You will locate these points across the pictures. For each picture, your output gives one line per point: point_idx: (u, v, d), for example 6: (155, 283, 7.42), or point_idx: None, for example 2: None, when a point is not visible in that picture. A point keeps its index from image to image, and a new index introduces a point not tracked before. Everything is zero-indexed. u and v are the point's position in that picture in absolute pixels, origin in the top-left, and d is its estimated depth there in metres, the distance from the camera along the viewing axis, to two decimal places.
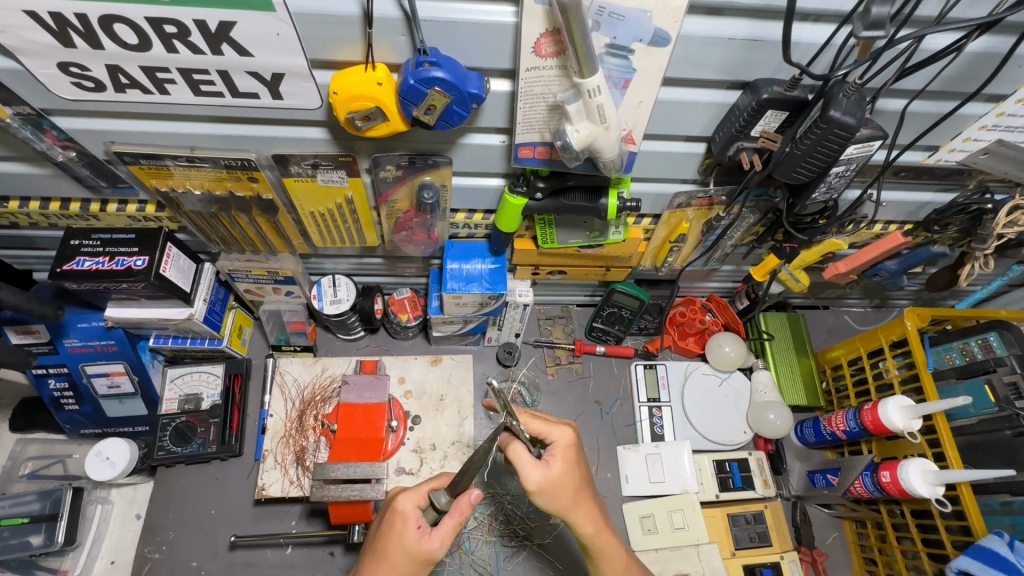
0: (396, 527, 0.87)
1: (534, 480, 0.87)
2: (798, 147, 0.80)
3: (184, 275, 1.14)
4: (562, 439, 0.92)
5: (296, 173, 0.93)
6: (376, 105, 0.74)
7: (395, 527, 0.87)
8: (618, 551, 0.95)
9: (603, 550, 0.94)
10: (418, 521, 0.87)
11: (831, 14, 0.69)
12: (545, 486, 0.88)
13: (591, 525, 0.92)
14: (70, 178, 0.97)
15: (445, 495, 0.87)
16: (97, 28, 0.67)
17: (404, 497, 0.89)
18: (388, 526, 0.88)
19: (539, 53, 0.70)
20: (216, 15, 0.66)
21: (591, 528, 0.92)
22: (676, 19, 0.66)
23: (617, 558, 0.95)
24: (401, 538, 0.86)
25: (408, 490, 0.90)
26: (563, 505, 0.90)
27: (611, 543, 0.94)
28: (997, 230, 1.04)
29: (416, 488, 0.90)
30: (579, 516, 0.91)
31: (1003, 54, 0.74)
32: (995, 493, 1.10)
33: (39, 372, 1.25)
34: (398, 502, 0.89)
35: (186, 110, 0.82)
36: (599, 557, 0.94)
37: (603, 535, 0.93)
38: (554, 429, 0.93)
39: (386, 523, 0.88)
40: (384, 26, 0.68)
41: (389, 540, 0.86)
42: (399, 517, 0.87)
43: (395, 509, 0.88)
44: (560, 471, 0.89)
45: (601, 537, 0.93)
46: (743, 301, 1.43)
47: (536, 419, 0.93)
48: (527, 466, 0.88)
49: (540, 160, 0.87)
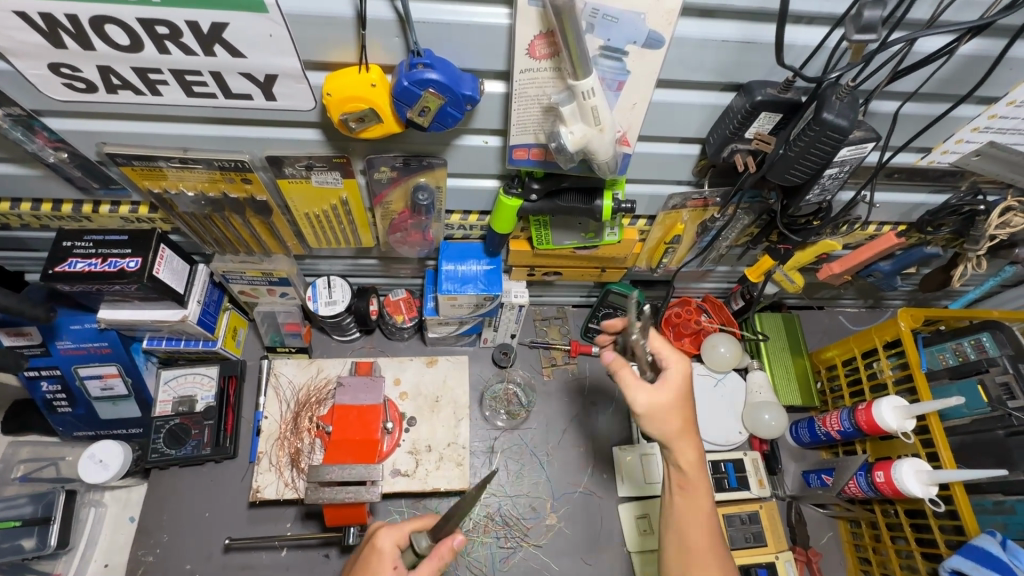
0: (372, 564, 0.88)
1: (641, 402, 0.90)
2: (791, 149, 0.80)
3: (178, 277, 1.13)
4: (677, 367, 0.92)
5: (290, 174, 0.93)
6: (370, 107, 0.74)
7: (371, 564, 0.88)
8: (706, 501, 0.91)
9: (690, 488, 0.91)
10: (396, 562, 0.88)
11: (824, 16, 0.69)
12: (654, 411, 0.89)
13: (693, 456, 0.91)
14: (61, 179, 0.96)
15: (425, 539, 0.87)
16: (88, 28, 0.67)
17: (384, 534, 0.90)
18: (365, 560, 0.89)
19: (533, 55, 0.70)
20: (209, 16, 0.65)
21: (691, 459, 0.90)
22: (670, 21, 0.66)
23: (703, 500, 0.90)
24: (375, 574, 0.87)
25: (388, 528, 0.90)
26: (668, 429, 0.90)
27: (704, 485, 0.91)
28: (989, 231, 1.05)
29: (398, 525, 0.91)
30: (681, 444, 0.90)
31: (994, 57, 0.74)
32: (987, 492, 1.11)
33: (30, 374, 1.24)
34: (377, 539, 0.90)
35: (179, 110, 0.82)
36: (687, 492, 0.91)
37: (696, 470, 0.91)
38: (673, 353, 0.93)
39: (364, 559, 0.90)
40: (378, 28, 0.68)
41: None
42: (376, 555, 0.88)
43: (374, 545, 0.90)
44: (670, 398, 0.90)
45: (697, 480, 0.91)
46: (738, 302, 1.43)
47: (626, 369, 0.91)
48: (636, 388, 0.90)
49: (535, 162, 0.87)
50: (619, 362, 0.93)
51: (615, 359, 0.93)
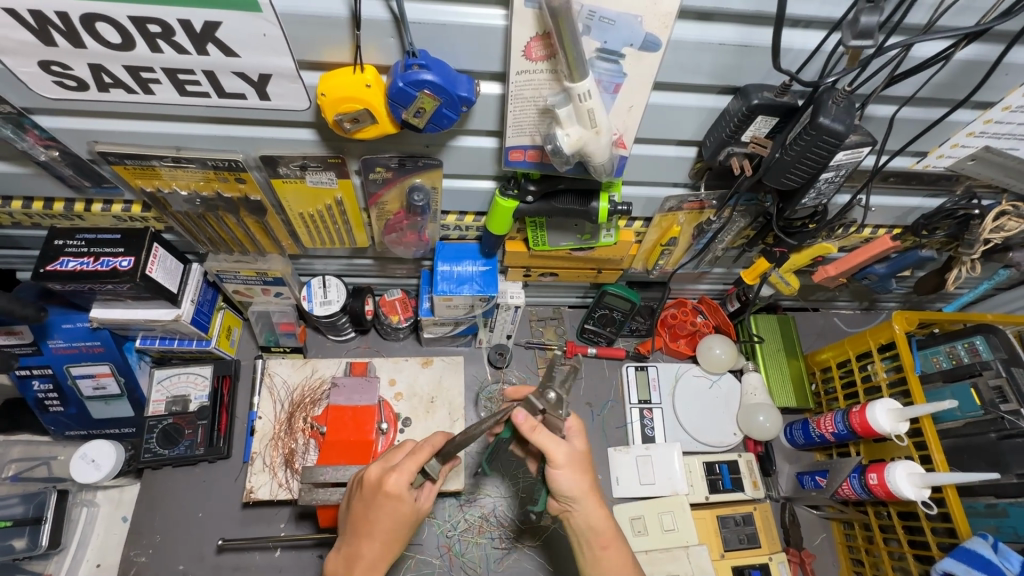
0: (391, 506, 0.88)
1: (565, 451, 0.89)
2: (787, 152, 0.80)
3: (171, 277, 1.12)
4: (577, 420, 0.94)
5: (285, 174, 0.92)
6: (365, 107, 0.74)
7: (391, 507, 0.88)
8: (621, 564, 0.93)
9: (605, 555, 0.93)
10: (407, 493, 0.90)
11: (821, 20, 0.69)
12: (574, 459, 0.90)
13: (604, 521, 0.92)
14: (53, 178, 0.95)
15: (437, 463, 0.91)
16: (78, 26, 0.66)
17: (394, 478, 0.88)
18: (380, 506, 0.88)
19: (529, 56, 0.70)
20: (201, 15, 0.64)
21: (600, 521, 0.92)
22: (666, 24, 0.65)
23: (615, 560, 0.93)
24: (399, 512, 0.89)
25: (397, 472, 0.89)
26: (586, 480, 0.91)
27: (617, 545, 0.93)
28: (983, 235, 1.05)
29: (405, 467, 0.89)
30: (589, 502, 0.91)
31: (990, 63, 0.75)
32: (980, 495, 1.11)
33: (22, 373, 1.23)
34: (389, 485, 0.88)
35: (172, 110, 0.81)
36: (609, 551, 0.93)
37: (607, 532, 0.92)
38: (554, 443, 0.88)
39: (375, 502, 0.89)
40: (373, 28, 0.67)
41: (385, 519, 0.89)
42: (394, 499, 0.88)
43: (386, 490, 0.88)
44: (581, 445, 0.92)
45: (609, 545, 0.93)
46: (734, 304, 1.43)
47: (541, 434, 0.88)
48: (556, 442, 0.88)
49: (531, 164, 0.86)
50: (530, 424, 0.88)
51: (529, 417, 0.88)
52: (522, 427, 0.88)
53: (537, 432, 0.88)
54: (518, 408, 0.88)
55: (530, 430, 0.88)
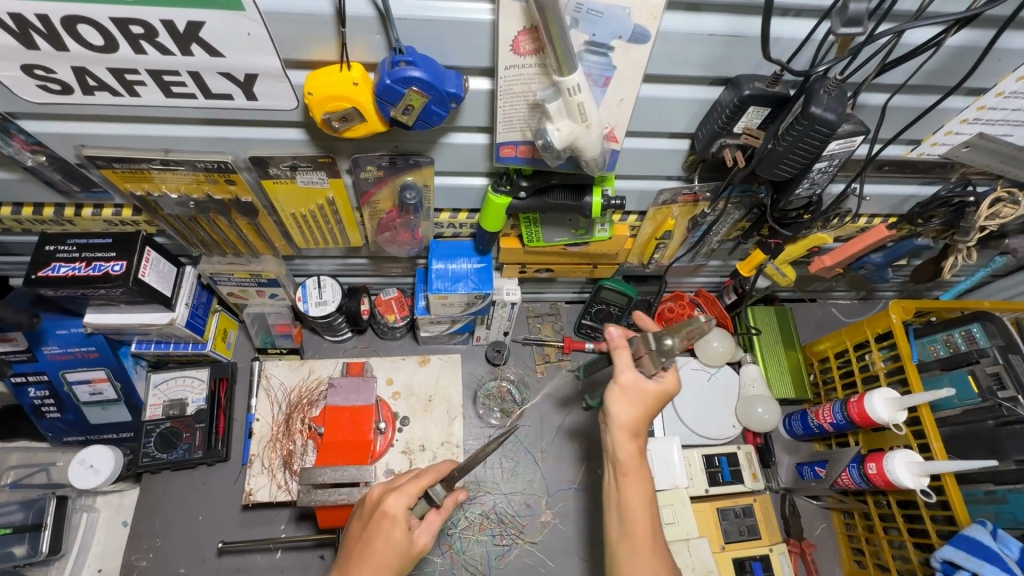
0: (387, 530, 0.87)
1: (625, 380, 0.92)
2: (780, 143, 0.80)
3: (165, 280, 1.12)
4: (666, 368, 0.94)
5: (275, 175, 0.92)
6: (353, 105, 0.73)
7: (386, 531, 0.87)
8: (639, 492, 0.90)
9: (625, 479, 0.91)
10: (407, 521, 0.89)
11: (811, 9, 0.68)
12: (631, 389, 0.92)
13: (631, 450, 0.91)
14: (42, 183, 0.95)
15: (442, 488, 0.92)
16: (60, 28, 0.66)
17: (394, 499, 0.89)
18: (377, 529, 0.88)
19: (517, 51, 0.69)
20: (184, 15, 0.64)
21: (630, 447, 0.91)
22: (654, 16, 0.65)
23: (634, 490, 0.90)
24: (393, 537, 0.87)
25: (396, 492, 0.90)
26: (637, 412, 0.92)
27: (640, 477, 0.91)
28: (979, 223, 1.04)
29: (405, 489, 0.90)
30: (634, 435, 0.92)
31: (983, 48, 0.74)
32: (979, 482, 1.11)
33: (18, 380, 1.23)
34: (387, 504, 0.89)
35: (160, 111, 0.80)
36: (627, 480, 0.91)
37: (633, 461, 0.91)
38: (628, 370, 0.93)
39: (373, 524, 0.89)
40: (358, 25, 0.67)
41: (380, 544, 0.87)
42: (390, 522, 0.88)
43: (383, 510, 0.89)
44: (653, 387, 0.92)
45: (630, 473, 0.91)
46: (731, 296, 1.42)
47: (624, 348, 0.95)
48: (624, 364, 0.94)
49: (522, 159, 0.86)
50: (619, 341, 0.96)
51: (621, 335, 0.97)
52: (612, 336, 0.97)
53: (618, 349, 0.95)
54: (616, 325, 0.98)
55: (614, 342, 0.96)
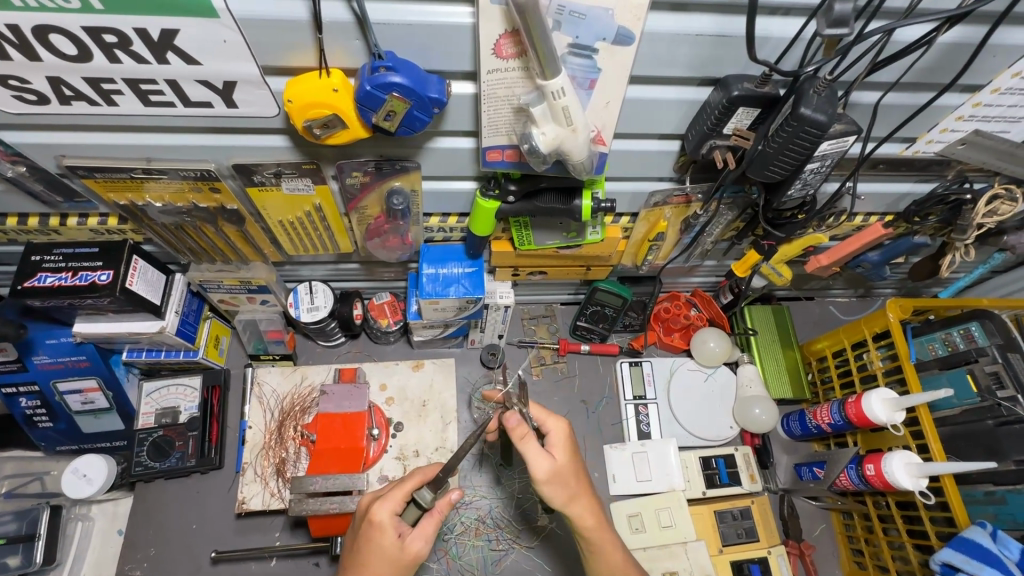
0: (375, 539, 0.87)
1: (544, 470, 0.89)
2: (770, 144, 0.78)
3: (153, 288, 1.11)
4: (558, 431, 0.94)
5: (260, 182, 0.90)
6: (334, 113, 0.72)
7: (375, 540, 0.87)
8: (618, 554, 0.95)
9: (601, 546, 0.94)
10: (397, 529, 0.88)
11: (799, 7, 0.66)
12: (557, 473, 0.90)
13: (591, 517, 0.93)
14: (25, 194, 0.94)
15: (429, 491, 0.89)
16: (32, 39, 0.64)
17: (378, 507, 0.89)
18: (367, 539, 0.88)
19: (499, 54, 0.68)
20: (157, 23, 0.62)
21: (592, 521, 0.93)
22: (638, 17, 0.63)
23: (614, 557, 0.94)
24: (382, 547, 0.87)
25: (381, 501, 0.89)
26: (570, 495, 0.91)
27: (610, 539, 0.94)
28: (976, 220, 1.02)
29: (390, 496, 0.90)
30: (579, 510, 0.92)
31: (976, 45, 0.72)
32: (978, 483, 1.10)
33: (9, 391, 1.22)
34: (373, 514, 0.88)
35: (139, 120, 0.79)
36: (600, 553, 0.95)
37: (600, 526, 0.94)
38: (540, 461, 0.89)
39: (364, 535, 0.89)
40: (336, 31, 0.65)
41: (371, 554, 0.87)
42: (378, 530, 0.87)
43: (371, 519, 0.88)
44: (564, 461, 0.92)
45: (603, 535, 0.94)
46: (727, 296, 1.41)
47: (530, 441, 0.89)
48: (535, 458, 0.89)
49: (509, 164, 0.84)
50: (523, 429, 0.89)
51: (520, 426, 0.89)
52: (513, 432, 0.89)
53: (525, 442, 0.89)
54: (513, 412, 0.89)
55: (519, 437, 0.89)
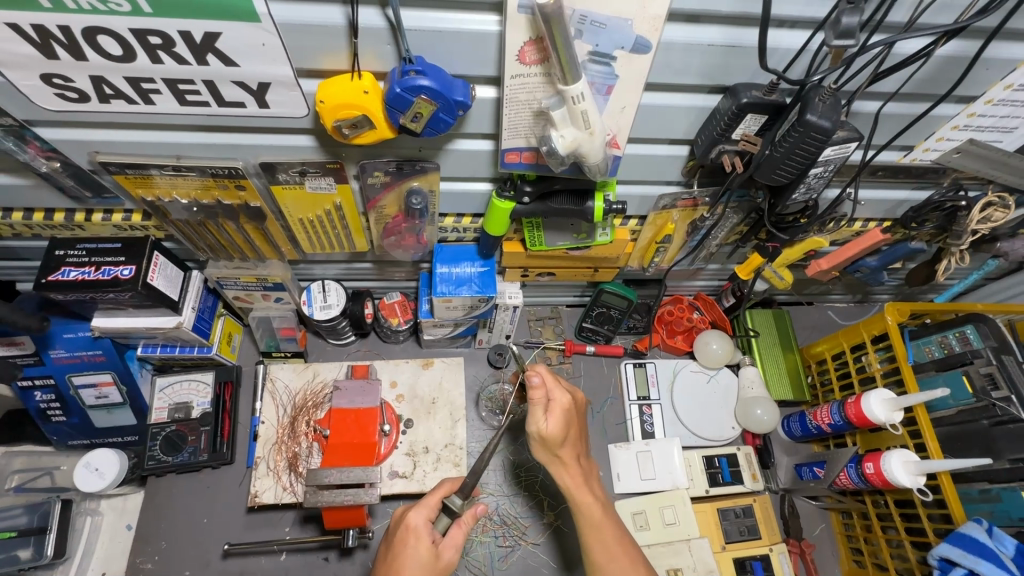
0: (410, 544, 0.90)
1: (537, 431, 0.94)
2: (777, 149, 0.82)
3: (172, 284, 1.13)
4: (561, 401, 0.96)
5: (284, 181, 0.94)
6: (363, 113, 0.75)
7: (410, 544, 0.90)
8: (594, 508, 0.97)
9: (580, 506, 0.98)
10: (431, 536, 0.91)
11: (806, 20, 0.70)
12: (546, 438, 0.95)
13: (573, 476, 0.98)
14: (54, 189, 0.96)
15: (459, 499, 0.93)
16: (80, 39, 0.67)
17: (415, 513, 0.93)
18: (401, 544, 0.90)
19: (523, 61, 0.71)
20: (201, 26, 0.66)
21: (569, 478, 0.98)
22: (656, 27, 0.67)
23: (593, 512, 0.97)
24: (416, 551, 0.89)
25: (418, 506, 0.93)
26: (557, 457, 0.98)
27: (590, 497, 0.98)
28: (971, 227, 1.08)
29: (424, 503, 0.94)
30: (559, 466, 0.99)
31: (971, 58, 0.77)
32: (974, 481, 1.13)
33: (25, 384, 1.24)
34: (409, 518, 0.92)
35: (172, 118, 0.82)
36: (583, 506, 0.98)
37: (576, 480, 0.98)
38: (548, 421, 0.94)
39: (398, 542, 0.91)
40: (370, 36, 0.69)
41: (405, 559, 0.88)
42: (413, 534, 0.91)
43: (407, 524, 0.92)
44: (555, 428, 0.95)
45: (581, 492, 0.98)
46: (729, 299, 1.44)
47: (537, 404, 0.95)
48: (533, 418, 0.95)
49: (527, 165, 0.88)
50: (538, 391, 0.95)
51: (537, 386, 0.94)
52: (531, 390, 0.94)
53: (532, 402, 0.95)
54: (536, 373, 0.95)
55: (532, 396, 0.95)
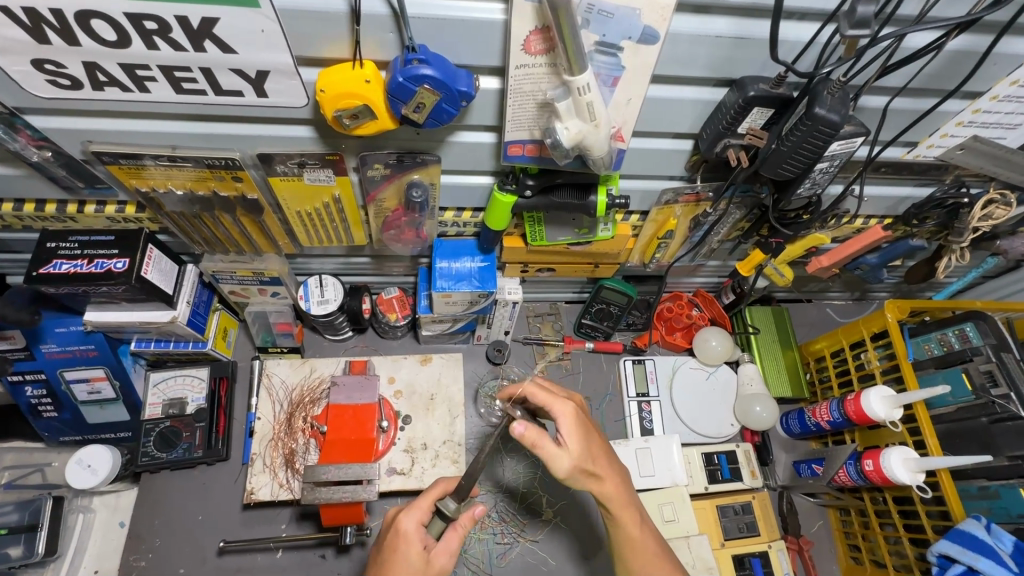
0: (401, 549, 0.89)
1: (565, 469, 0.89)
2: (783, 143, 0.81)
3: (167, 278, 1.12)
4: (570, 417, 0.92)
5: (282, 172, 0.92)
6: (364, 103, 0.73)
7: (401, 550, 0.88)
8: (636, 526, 0.95)
9: (622, 521, 0.95)
10: (422, 540, 0.90)
11: (815, 12, 0.70)
12: (578, 468, 0.90)
13: (613, 489, 0.94)
14: (45, 179, 0.94)
15: (452, 502, 0.92)
16: (73, 23, 0.66)
17: (406, 516, 0.91)
18: (392, 549, 0.89)
19: (529, 50, 0.70)
20: (198, 11, 0.64)
21: (612, 491, 0.94)
22: (665, 17, 0.66)
23: (633, 528, 0.95)
24: (411, 557, 0.88)
25: (409, 511, 0.91)
26: (595, 476, 0.93)
27: (630, 512, 0.95)
28: (972, 224, 1.07)
29: (416, 505, 0.92)
30: (601, 482, 0.93)
31: (981, 52, 0.76)
32: (973, 478, 1.13)
33: (15, 379, 1.21)
34: (400, 522, 0.90)
35: (168, 107, 0.80)
36: (624, 522, 0.95)
37: (619, 497, 0.94)
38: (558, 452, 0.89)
39: (389, 545, 0.90)
40: (372, 23, 0.68)
41: (396, 564, 0.88)
42: (404, 540, 0.89)
43: (399, 528, 0.90)
44: (579, 451, 0.90)
45: (623, 509, 0.95)
46: (729, 296, 1.44)
47: (542, 442, 0.89)
48: (551, 455, 0.89)
49: (529, 158, 0.87)
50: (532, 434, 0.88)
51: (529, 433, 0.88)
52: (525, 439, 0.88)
53: (538, 446, 0.89)
54: (520, 422, 0.87)
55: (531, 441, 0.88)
